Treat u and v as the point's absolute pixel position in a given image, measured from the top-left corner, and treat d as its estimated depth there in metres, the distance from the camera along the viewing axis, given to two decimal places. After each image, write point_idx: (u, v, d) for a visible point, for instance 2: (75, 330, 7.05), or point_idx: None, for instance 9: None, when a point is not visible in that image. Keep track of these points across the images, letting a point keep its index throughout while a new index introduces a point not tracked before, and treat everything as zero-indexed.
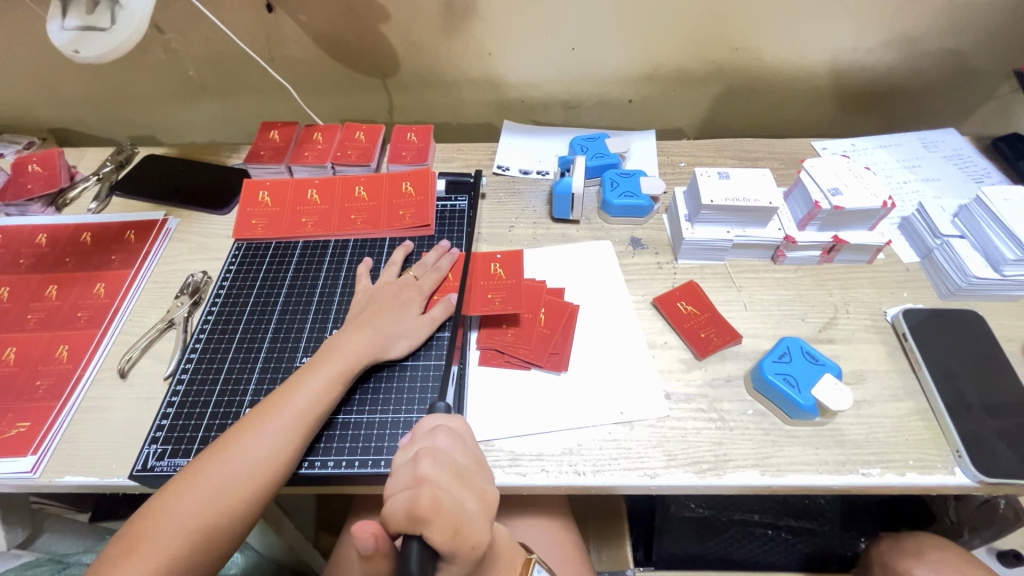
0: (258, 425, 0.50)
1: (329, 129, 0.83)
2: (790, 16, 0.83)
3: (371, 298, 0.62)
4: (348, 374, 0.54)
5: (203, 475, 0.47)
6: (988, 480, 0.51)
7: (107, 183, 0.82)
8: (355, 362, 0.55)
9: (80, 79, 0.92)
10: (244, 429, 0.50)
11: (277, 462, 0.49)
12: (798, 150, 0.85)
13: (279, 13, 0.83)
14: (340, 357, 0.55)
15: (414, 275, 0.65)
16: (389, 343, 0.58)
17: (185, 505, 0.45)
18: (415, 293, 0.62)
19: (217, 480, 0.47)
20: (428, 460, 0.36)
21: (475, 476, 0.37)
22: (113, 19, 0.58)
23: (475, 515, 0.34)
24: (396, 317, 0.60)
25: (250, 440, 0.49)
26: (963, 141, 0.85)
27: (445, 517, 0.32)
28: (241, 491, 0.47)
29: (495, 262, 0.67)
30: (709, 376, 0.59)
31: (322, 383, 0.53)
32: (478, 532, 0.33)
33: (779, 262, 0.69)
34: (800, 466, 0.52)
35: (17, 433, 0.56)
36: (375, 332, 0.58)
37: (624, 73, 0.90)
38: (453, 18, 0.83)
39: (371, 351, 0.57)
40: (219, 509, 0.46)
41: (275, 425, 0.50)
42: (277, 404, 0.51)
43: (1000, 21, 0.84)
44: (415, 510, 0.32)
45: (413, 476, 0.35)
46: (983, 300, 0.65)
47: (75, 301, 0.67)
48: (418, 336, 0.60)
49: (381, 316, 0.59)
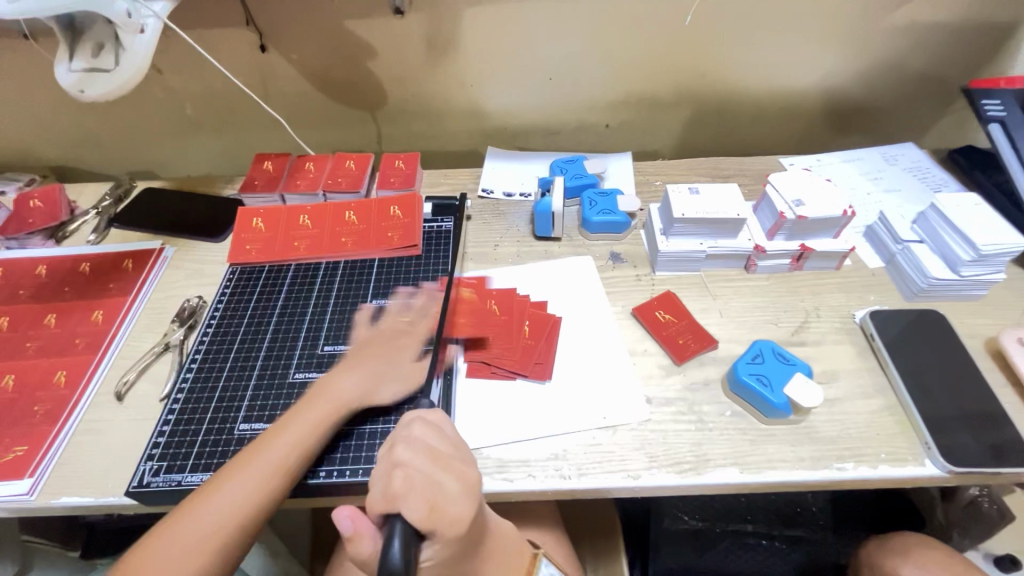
0: (236, 474, 0.49)
1: (320, 158, 0.87)
2: (751, 44, 0.89)
3: (368, 343, 0.62)
4: (332, 417, 0.54)
5: (178, 528, 0.46)
6: (957, 470, 0.53)
7: (106, 216, 0.85)
8: (339, 407, 0.55)
9: (80, 117, 0.96)
10: (222, 478, 0.49)
11: (255, 510, 0.49)
12: (767, 166, 0.90)
13: (271, 53, 0.88)
14: (328, 398, 0.55)
15: (413, 319, 0.65)
16: (380, 387, 0.58)
17: (162, 558, 0.45)
18: (412, 335, 0.62)
19: (193, 532, 0.46)
20: (403, 445, 0.38)
21: (454, 459, 0.39)
22: (116, 61, 0.62)
23: (452, 493, 0.36)
24: (390, 361, 0.60)
25: (228, 491, 0.48)
26: (922, 154, 0.89)
27: (417, 495, 0.35)
28: (214, 545, 0.46)
29: (491, 299, 0.68)
30: (687, 380, 0.62)
31: (306, 427, 0.53)
32: (455, 509, 0.36)
33: (752, 271, 0.73)
34: (777, 462, 0.55)
35: (14, 457, 0.57)
36: (367, 375, 0.58)
37: (600, 100, 0.96)
38: (436, 52, 0.88)
39: (359, 395, 0.56)
40: (195, 560, 0.45)
41: (256, 472, 0.50)
42: (255, 452, 0.51)
43: (945, 43, 0.91)
44: (389, 489, 0.35)
45: (389, 462, 0.37)
46: (946, 300, 0.69)
47: (73, 328, 0.69)
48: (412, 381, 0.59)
49: (378, 359, 0.60)
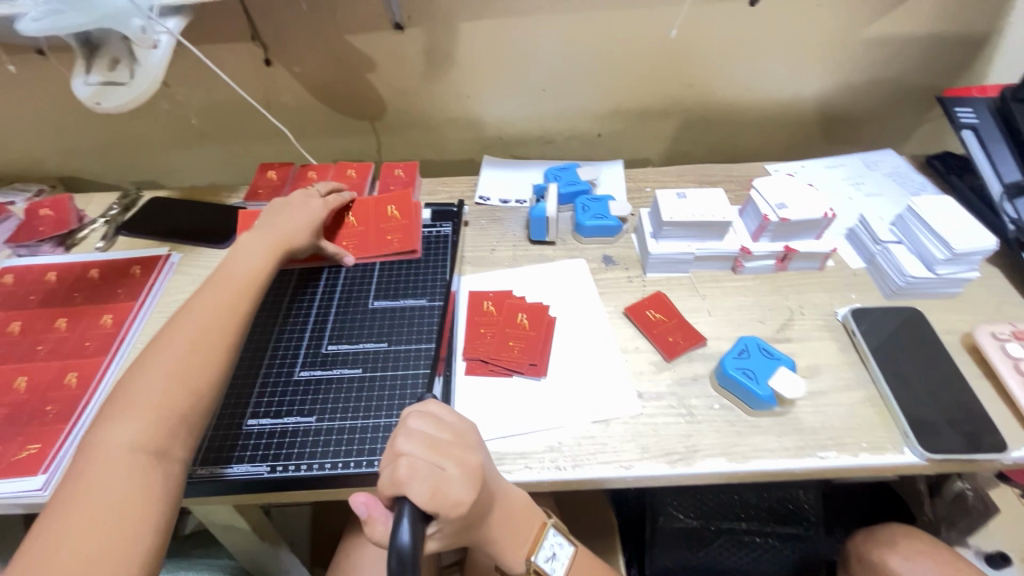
0: (189, 317, 0.58)
1: (322, 167, 0.90)
2: (736, 56, 0.93)
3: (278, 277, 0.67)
4: (270, 248, 0.67)
5: (150, 369, 0.52)
6: (933, 457, 0.55)
7: (114, 224, 0.88)
8: (275, 244, 0.68)
9: (89, 130, 0.99)
10: (180, 322, 0.57)
11: (223, 320, 0.58)
12: (753, 172, 0.93)
13: (275, 66, 0.91)
14: (265, 238, 0.68)
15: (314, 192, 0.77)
16: (298, 219, 0.72)
17: (150, 379, 0.52)
18: (313, 195, 0.76)
19: (169, 360, 0.53)
20: (405, 436, 0.40)
21: (452, 446, 0.40)
22: (131, 75, 0.65)
23: (454, 478, 0.38)
24: (303, 209, 0.73)
25: (192, 323, 0.57)
26: (900, 160, 0.93)
27: (421, 480, 0.37)
28: (188, 372, 0.53)
29: (487, 299, 0.72)
30: (677, 375, 0.64)
31: (246, 268, 0.64)
32: (457, 492, 0.37)
33: (739, 271, 0.76)
34: (763, 452, 0.57)
35: (27, 454, 0.59)
36: (288, 222, 0.71)
37: (592, 110, 0.99)
38: (434, 66, 0.92)
39: (286, 237, 0.69)
40: (195, 369, 0.54)
41: (205, 304, 0.59)
42: (205, 291, 0.61)
43: (921, 54, 0.95)
44: (394, 476, 0.37)
45: (393, 451, 0.39)
46: (923, 298, 0.72)
47: (83, 331, 0.71)
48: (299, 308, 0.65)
49: (291, 214, 0.72)
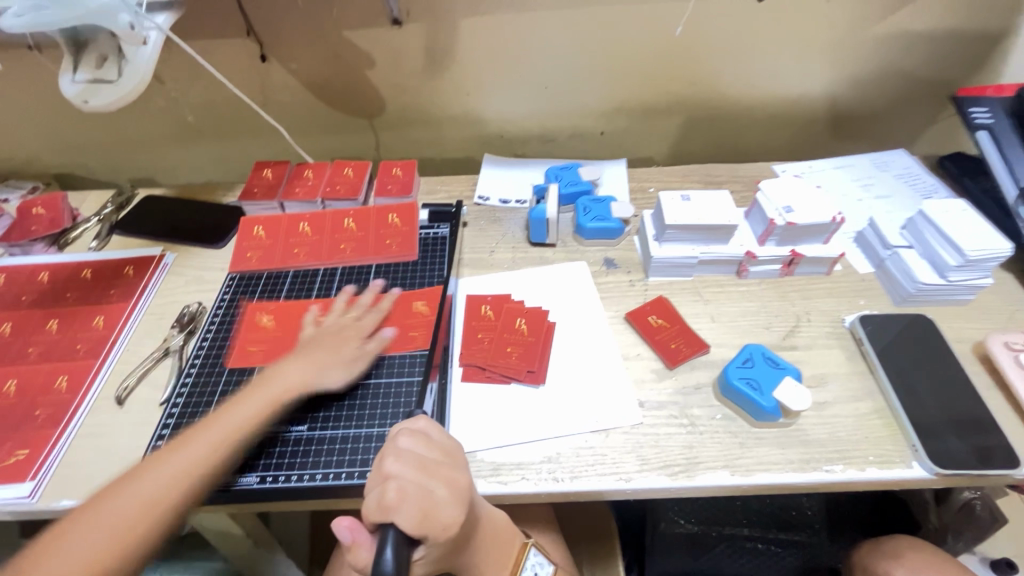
0: (186, 443, 0.52)
1: (319, 166, 0.88)
2: (744, 53, 0.91)
3: (320, 332, 0.65)
4: (278, 403, 0.57)
5: (126, 485, 0.49)
6: (944, 472, 0.54)
7: (108, 223, 0.86)
8: (281, 394, 0.58)
9: (83, 127, 0.98)
10: (177, 443, 0.52)
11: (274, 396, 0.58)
12: (759, 173, 0.91)
13: (271, 62, 0.90)
14: (275, 385, 0.58)
15: (358, 314, 0.67)
16: (323, 375, 0.60)
17: (119, 501, 0.48)
18: (351, 327, 0.65)
19: (143, 488, 0.49)
20: (393, 456, 0.39)
21: (442, 466, 0.39)
22: (120, 72, 0.64)
23: (443, 500, 0.37)
24: (332, 351, 0.62)
25: (182, 454, 0.51)
26: (911, 160, 0.91)
27: (410, 504, 0.35)
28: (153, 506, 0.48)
29: (485, 303, 0.70)
30: (679, 384, 0.63)
31: (250, 411, 0.56)
32: (447, 515, 0.36)
33: (743, 276, 0.74)
34: (767, 465, 0.55)
35: (15, 461, 0.58)
36: (310, 363, 0.60)
37: (594, 108, 0.97)
38: (433, 62, 0.90)
39: (302, 382, 0.59)
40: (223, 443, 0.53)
41: (202, 442, 0.53)
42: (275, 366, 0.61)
43: (934, 51, 0.92)
44: (383, 501, 0.35)
45: (381, 473, 0.38)
46: (934, 305, 0.70)
47: (74, 334, 0.70)
48: (353, 369, 0.61)
49: (320, 351, 0.62)
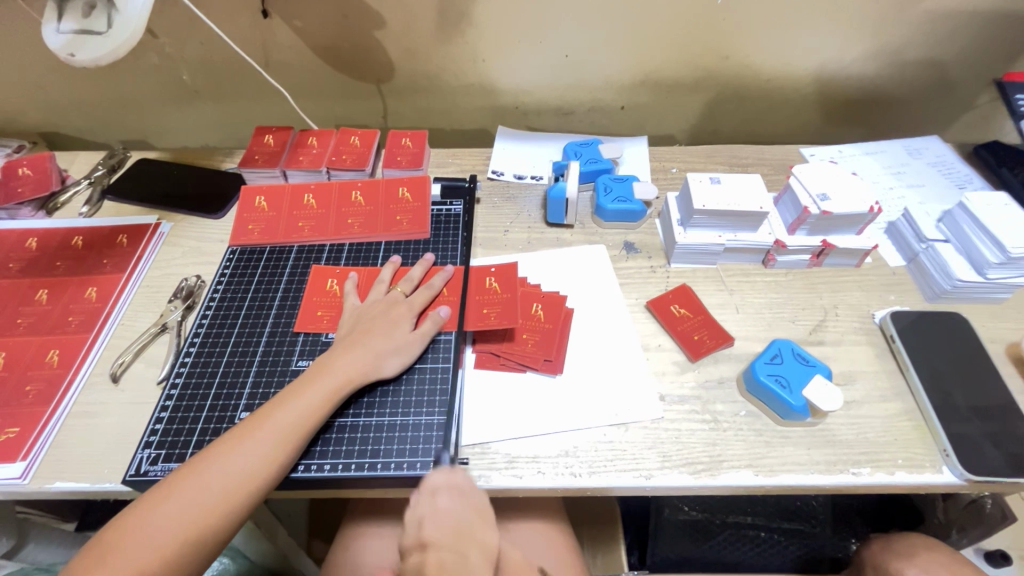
0: (240, 441, 0.49)
1: (324, 134, 0.83)
2: (778, 26, 0.85)
3: (360, 316, 0.61)
4: (337, 393, 0.54)
5: (184, 485, 0.47)
6: (975, 479, 0.52)
7: (99, 187, 0.82)
8: (344, 383, 0.54)
9: (71, 81, 0.92)
10: (232, 440, 0.50)
11: (328, 388, 0.54)
12: (787, 156, 0.87)
13: (273, 18, 0.83)
14: (330, 376, 0.54)
15: (403, 292, 0.63)
16: (381, 362, 0.57)
17: (176, 503, 0.46)
18: (398, 305, 0.61)
19: (200, 491, 0.47)
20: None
21: (474, 530, 0.45)
22: (109, 24, 0.58)
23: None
24: (387, 336, 0.58)
25: (242, 450, 0.49)
26: (946, 148, 0.87)
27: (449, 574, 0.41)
28: (216, 507, 0.47)
29: (490, 276, 0.66)
30: (702, 378, 0.60)
31: (310, 404, 0.52)
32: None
33: (770, 265, 0.71)
34: (793, 466, 0.53)
35: (6, 439, 0.55)
36: (366, 351, 0.56)
37: (616, 81, 0.92)
38: (448, 25, 0.83)
39: (361, 371, 0.55)
40: (281, 442, 0.50)
41: (261, 438, 0.50)
42: (331, 355, 0.56)
43: (980, 32, 0.87)
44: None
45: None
46: (967, 302, 0.67)
47: (66, 305, 0.66)
48: (410, 353, 0.58)
49: (373, 334, 0.58)
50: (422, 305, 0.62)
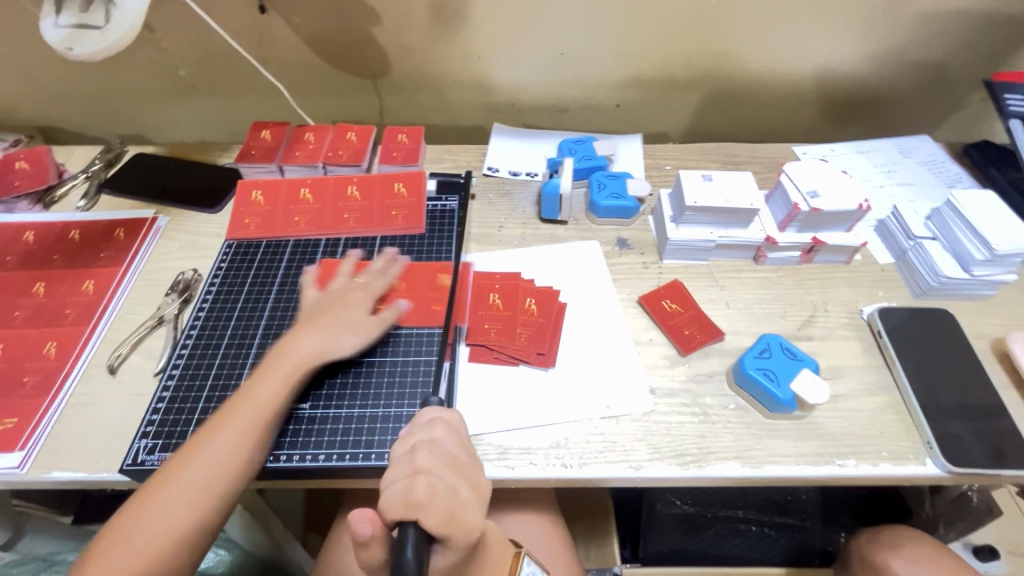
0: (211, 437, 0.50)
1: (321, 129, 0.84)
2: (771, 25, 0.86)
3: (319, 304, 0.61)
4: (298, 377, 0.54)
5: (163, 486, 0.47)
6: (957, 470, 0.53)
7: (96, 181, 0.82)
8: (301, 364, 0.55)
9: (67, 75, 0.92)
10: (204, 437, 0.50)
11: (287, 375, 0.54)
12: (780, 154, 0.88)
13: (270, 14, 0.84)
14: (285, 360, 0.55)
15: (364, 279, 0.64)
16: (337, 342, 0.57)
17: (159, 505, 0.46)
18: (360, 291, 0.62)
19: (179, 490, 0.47)
20: (425, 451, 0.39)
21: (470, 468, 0.40)
22: (107, 18, 0.59)
23: (468, 503, 0.37)
24: (344, 318, 0.59)
25: (214, 446, 0.49)
26: (936, 147, 0.88)
27: (440, 504, 0.35)
28: (201, 503, 0.47)
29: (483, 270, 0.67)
30: (692, 371, 0.61)
31: (274, 392, 0.53)
32: (470, 517, 0.36)
33: (760, 262, 0.72)
34: (780, 457, 0.54)
35: (4, 429, 0.56)
36: (326, 333, 0.57)
37: (611, 78, 0.93)
38: (444, 21, 0.84)
39: (318, 352, 0.56)
40: (250, 432, 0.51)
41: (231, 431, 0.50)
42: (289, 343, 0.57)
43: (970, 32, 0.88)
44: (411, 496, 0.35)
45: (411, 466, 0.37)
46: (954, 299, 0.68)
47: (63, 298, 0.67)
48: (370, 332, 0.60)
49: (331, 318, 0.58)
50: (380, 289, 0.63)
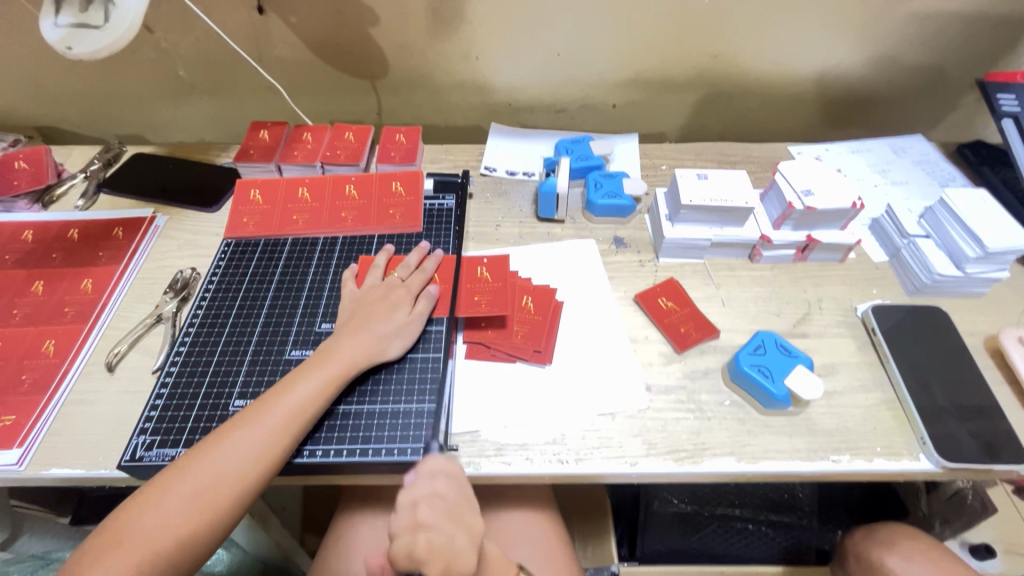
0: (248, 425, 0.50)
1: (319, 129, 0.84)
2: (767, 26, 0.86)
3: (360, 302, 0.62)
4: (340, 378, 0.55)
5: (189, 470, 0.48)
6: (950, 465, 0.53)
7: (95, 181, 0.82)
8: (351, 366, 0.56)
9: (67, 76, 0.92)
10: (236, 426, 0.51)
11: (328, 377, 0.54)
12: (775, 154, 0.88)
13: (269, 15, 0.84)
14: (337, 361, 0.56)
15: (400, 276, 0.65)
16: (385, 345, 0.59)
17: (183, 487, 0.47)
18: (401, 289, 0.63)
19: (206, 477, 0.48)
20: (423, 504, 0.40)
21: (466, 512, 0.41)
22: (106, 17, 0.59)
23: (466, 549, 0.39)
24: (389, 319, 0.60)
25: (244, 439, 0.50)
26: (930, 147, 0.88)
27: (439, 560, 0.37)
28: (224, 492, 0.48)
29: (481, 264, 0.68)
30: (687, 368, 0.61)
31: (313, 390, 0.54)
32: (466, 565, 0.38)
33: (756, 260, 0.72)
34: (774, 453, 0.55)
35: (2, 426, 0.56)
36: (370, 334, 0.58)
37: (608, 79, 0.93)
38: (442, 22, 0.85)
39: (366, 355, 0.57)
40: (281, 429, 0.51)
41: (264, 426, 0.50)
42: (334, 342, 0.58)
43: (964, 33, 0.88)
44: (413, 553, 0.37)
45: (411, 520, 0.39)
46: (947, 296, 0.69)
47: (61, 296, 0.67)
48: (411, 336, 0.60)
49: (375, 319, 0.59)
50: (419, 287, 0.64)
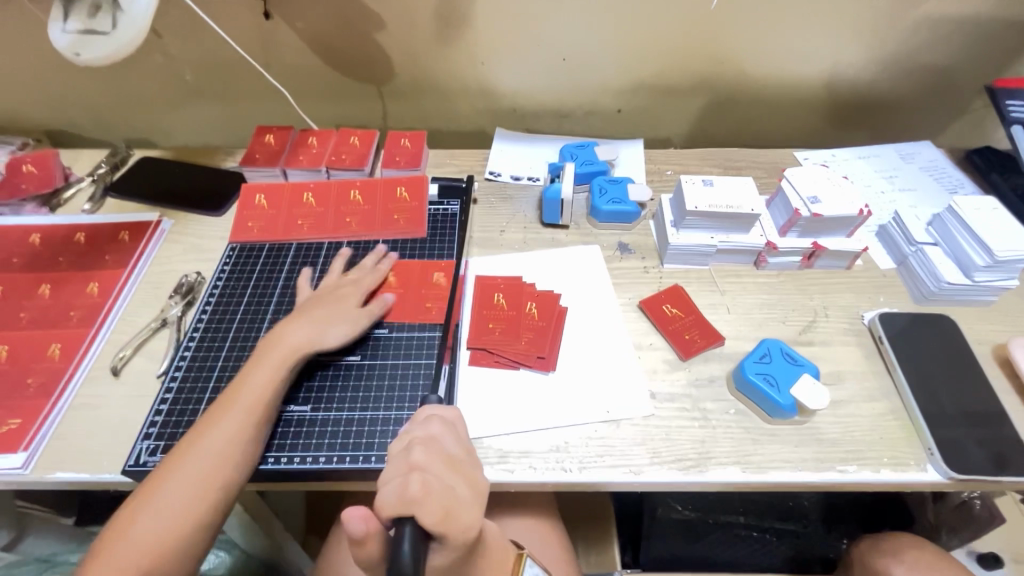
0: (249, 428, 0.51)
1: (324, 134, 0.84)
2: (772, 31, 0.86)
3: (308, 301, 0.63)
4: (286, 367, 0.56)
5: (167, 478, 0.48)
6: (959, 476, 0.53)
7: (102, 184, 0.83)
8: (292, 354, 0.56)
9: (75, 80, 0.93)
10: (202, 429, 0.51)
11: (280, 370, 0.55)
12: (781, 160, 0.88)
13: (275, 20, 0.85)
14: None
15: (354, 276, 0.66)
16: (324, 333, 0.59)
17: (164, 495, 0.47)
18: (349, 287, 0.64)
19: (186, 481, 0.48)
20: (420, 447, 0.39)
21: (466, 465, 0.40)
22: (114, 23, 0.60)
23: (465, 500, 0.37)
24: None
25: (212, 438, 0.50)
26: (938, 153, 0.88)
27: (434, 502, 0.35)
28: (205, 494, 0.48)
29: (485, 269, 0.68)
30: (692, 376, 0.61)
31: (265, 382, 0.54)
32: (465, 520, 0.36)
33: (762, 267, 0.72)
34: (780, 463, 0.54)
35: (8, 429, 0.56)
36: (310, 325, 0.59)
37: (613, 84, 0.93)
38: (447, 27, 0.85)
39: (306, 343, 0.58)
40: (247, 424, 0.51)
41: (229, 422, 0.51)
42: (274, 337, 0.58)
43: (971, 39, 0.88)
44: (406, 493, 0.34)
45: (406, 463, 0.37)
46: (956, 305, 0.68)
47: (68, 299, 0.67)
48: (356, 323, 0.61)
49: (318, 312, 0.60)
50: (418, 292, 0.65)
